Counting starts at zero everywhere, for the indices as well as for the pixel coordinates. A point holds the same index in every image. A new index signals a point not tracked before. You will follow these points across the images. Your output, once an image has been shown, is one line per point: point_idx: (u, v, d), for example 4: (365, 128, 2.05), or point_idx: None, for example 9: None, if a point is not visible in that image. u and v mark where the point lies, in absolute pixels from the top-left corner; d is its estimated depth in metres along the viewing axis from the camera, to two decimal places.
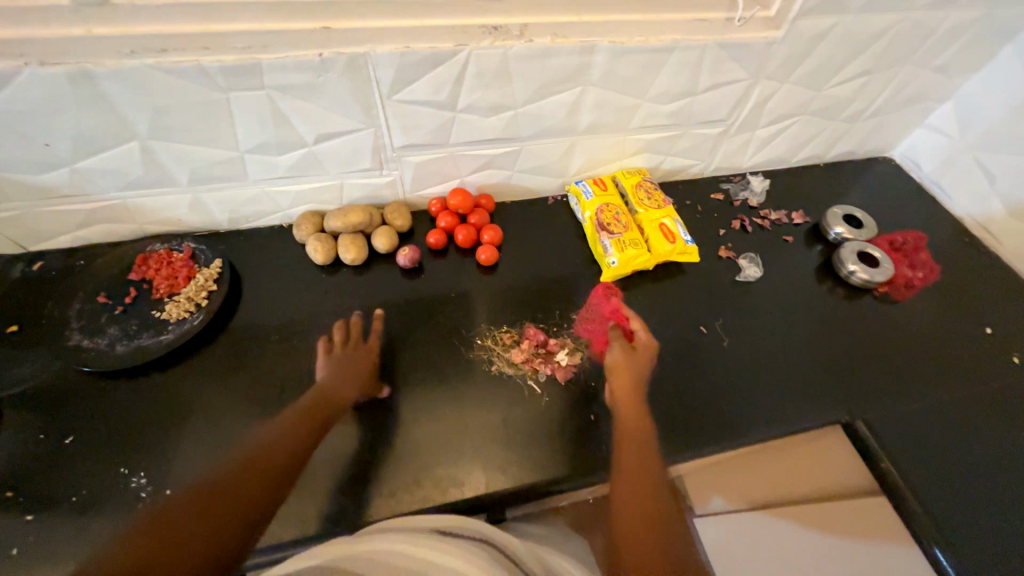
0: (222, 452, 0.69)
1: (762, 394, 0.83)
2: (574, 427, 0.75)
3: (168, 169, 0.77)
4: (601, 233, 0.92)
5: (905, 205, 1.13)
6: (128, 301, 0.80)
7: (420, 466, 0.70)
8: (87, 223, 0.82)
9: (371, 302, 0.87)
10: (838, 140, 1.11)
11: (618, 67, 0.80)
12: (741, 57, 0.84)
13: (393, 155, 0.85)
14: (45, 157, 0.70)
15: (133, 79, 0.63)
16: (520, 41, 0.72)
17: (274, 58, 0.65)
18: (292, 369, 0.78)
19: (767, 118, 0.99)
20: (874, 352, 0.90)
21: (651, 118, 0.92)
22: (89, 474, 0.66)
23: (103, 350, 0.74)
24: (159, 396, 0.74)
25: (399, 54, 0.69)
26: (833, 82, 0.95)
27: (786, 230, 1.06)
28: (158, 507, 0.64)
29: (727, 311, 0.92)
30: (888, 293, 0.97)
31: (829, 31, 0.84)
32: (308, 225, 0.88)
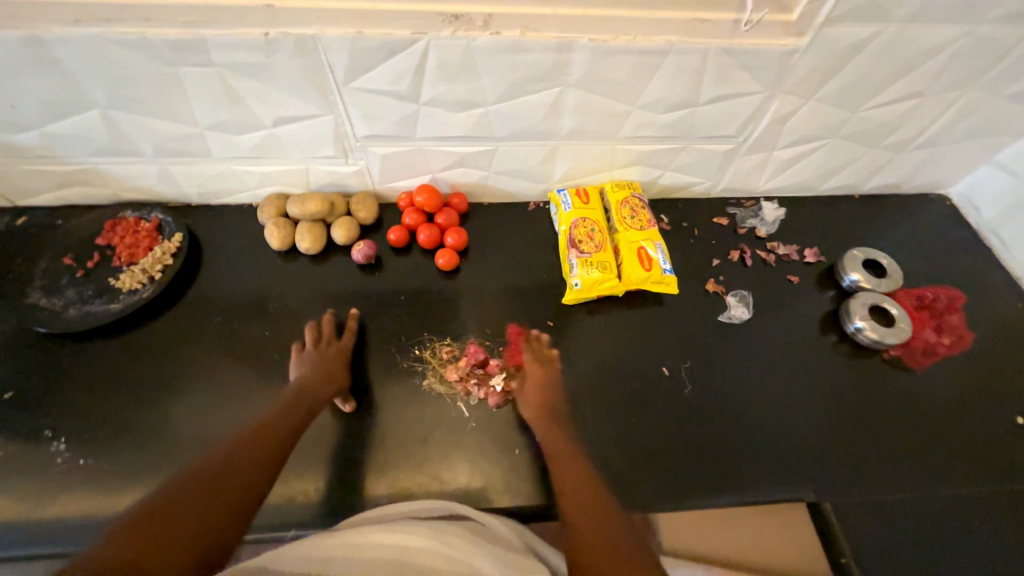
0: (142, 426, 0.74)
1: (719, 454, 0.74)
2: (493, 458, 0.73)
3: (132, 140, 0.77)
4: (570, 250, 0.85)
5: (949, 256, 0.97)
6: (90, 265, 0.83)
7: (331, 471, 0.70)
8: (64, 185, 0.85)
9: (322, 295, 0.86)
10: (879, 171, 0.95)
11: (602, 69, 0.71)
12: (754, 67, 0.72)
13: (357, 144, 0.80)
14: (14, 119, 0.72)
15: (83, 48, 0.63)
16: (485, 33, 0.65)
17: (219, 35, 0.62)
18: (231, 354, 0.80)
19: (788, 139, 0.85)
20: (865, 426, 0.78)
21: (646, 127, 0.81)
22: (21, 428, 0.72)
23: (56, 311, 0.79)
24: (96, 365, 0.77)
25: (350, 39, 0.64)
26: (872, 103, 0.80)
27: (794, 268, 0.93)
28: (68, 474, 0.69)
29: (700, 354, 0.82)
30: (901, 358, 0.83)
31: (866, 43, 0.70)
32: (271, 208, 0.87)
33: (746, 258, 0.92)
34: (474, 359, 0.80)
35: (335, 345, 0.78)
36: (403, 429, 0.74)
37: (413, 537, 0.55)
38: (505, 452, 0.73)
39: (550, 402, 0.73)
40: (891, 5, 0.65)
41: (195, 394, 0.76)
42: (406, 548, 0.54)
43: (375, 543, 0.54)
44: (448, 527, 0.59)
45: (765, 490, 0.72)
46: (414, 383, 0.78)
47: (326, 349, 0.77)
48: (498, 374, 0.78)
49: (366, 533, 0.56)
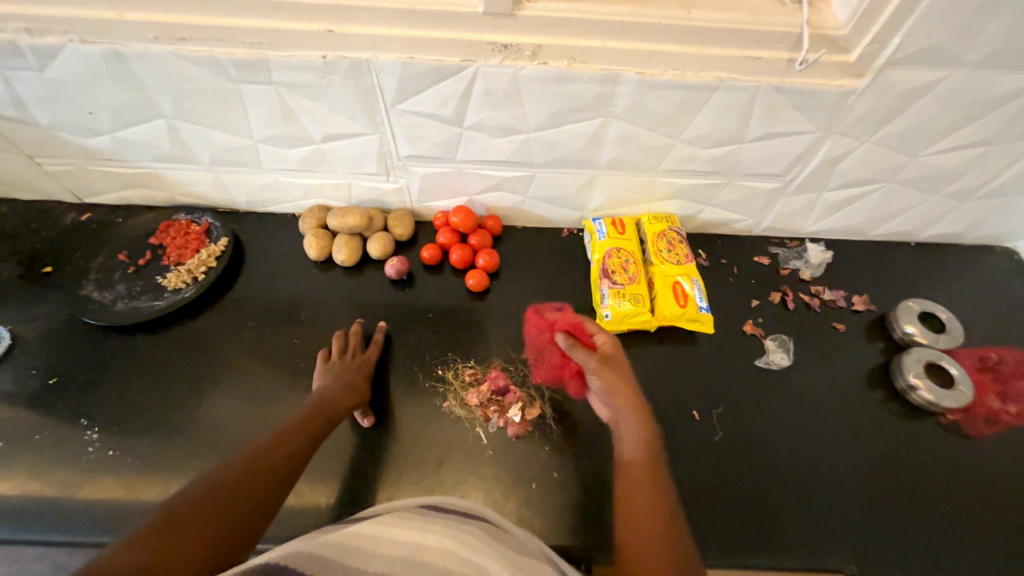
0: (168, 422, 0.76)
1: (750, 511, 0.69)
2: (509, 491, 0.70)
3: (192, 148, 0.82)
4: (602, 280, 0.83)
5: (1016, 314, 0.89)
6: (141, 263, 0.88)
7: (345, 486, 0.70)
8: (127, 186, 0.90)
9: (352, 308, 0.87)
10: (938, 219, 0.89)
11: (646, 102, 0.70)
12: (806, 107, 0.70)
13: (399, 163, 0.83)
14: (90, 124, 0.78)
15: (157, 64, 0.68)
16: (532, 62, 0.66)
17: (281, 56, 0.66)
18: (261, 359, 0.82)
19: (838, 180, 0.82)
20: (917, 496, 0.71)
21: (689, 161, 0.79)
22: (58, 415, 0.76)
23: (105, 304, 0.83)
24: (136, 358, 0.81)
25: (402, 63, 0.66)
26: (935, 148, 0.75)
27: (840, 315, 0.88)
28: (97, 463, 0.72)
29: (734, 399, 0.78)
30: (959, 423, 0.76)
31: (931, 86, 0.67)
32: (312, 219, 0.90)
33: (788, 301, 0.88)
34: (495, 385, 0.78)
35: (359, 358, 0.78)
36: (419, 450, 0.73)
37: (424, 537, 0.45)
38: (520, 484, 0.71)
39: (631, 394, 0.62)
40: (960, 48, 0.62)
41: (221, 395, 0.78)
42: (419, 550, 0.44)
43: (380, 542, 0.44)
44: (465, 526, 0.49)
45: (800, 557, 0.66)
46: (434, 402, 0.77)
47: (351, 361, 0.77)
48: (520, 402, 0.76)
49: (370, 528, 0.46)
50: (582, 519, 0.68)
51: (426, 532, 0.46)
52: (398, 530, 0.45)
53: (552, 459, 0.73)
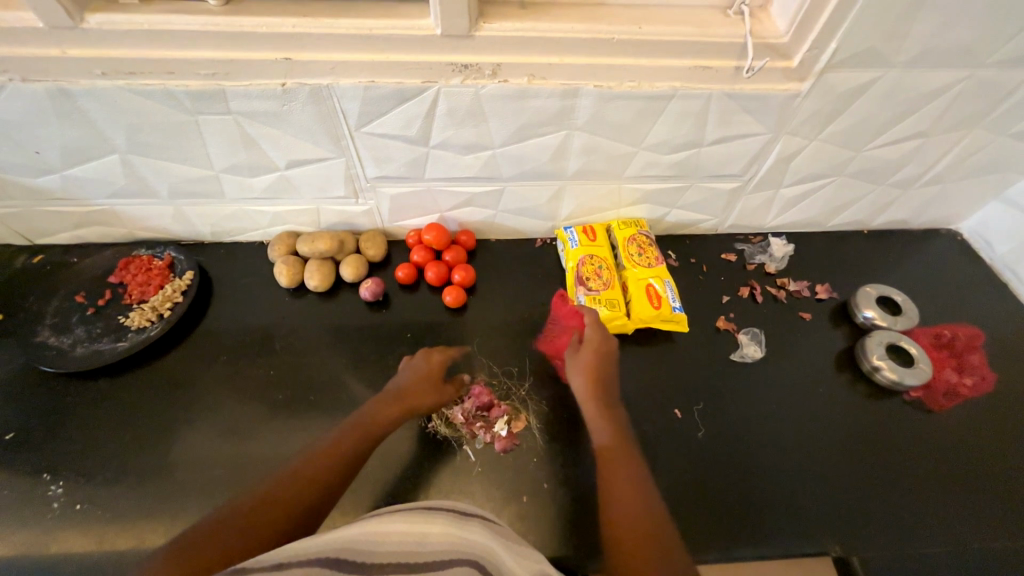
0: (140, 468, 0.72)
1: (735, 501, 0.71)
2: (501, 507, 0.70)
3: (150, 182, 0.79)
4: (578, 287, 0.84)
5: (965, 292, 0.95)
6: (101, 304, 0.84)
7: (332, 516, 0.68)
8: (81, 225, 0.87)
9: (329, 333, 0.86)
10: (885, 207, 0.95)
11: (606, 113, 0.72)
12: (757, 111, 0.73)
13: (367, 185, 0.82)
14: (37, 163, 0.74)
15: (106, 99, 0.66)
16: (493, 81, 0.67)
17: (237, 86, 0.65)
18: (235, 393, 0.79)
19: (792, 177, 0.86)
20: (889, 471, 0.75)
21: (651, 167, 0.82)
22: (17, 472, 0.71)
23: (63, 349, 0.79)
24: (100, 403, 0.77)
25: (362, 88, 0.66)
26: (875, 142, 0.80)
27: (806, 305, 0.91)
28: (64, 520, 0.68)
29: (713, 394, 0.80)
30: (923, 400, 0.80)
31: (868, 86, 0.71)
32: (281, 246, 0.88)
33: (756, 295, 0.91)
34: (480, 401, 0.78)
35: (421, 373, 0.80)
36: (406, 472, 0.72)
37: (420, 543, 0.48)
38: (512, 499, 0.70)
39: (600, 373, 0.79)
40: (891, 50, 0.66)
41: (195, 435, 0.75)
42: (412, 554, 0.47)
43: (373, 555, 0.46)
44: (461, 526, 0.51)
45: (786, 542, 0.68)
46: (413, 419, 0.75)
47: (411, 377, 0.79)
48: (506, 415, 0.77)
49: (372, 531, 0.49)
50: (575, 527, 0.68)
51: (418, 537, 0.49)
52: (399, 534, 0.49)
53: (541, 470, 0.73)
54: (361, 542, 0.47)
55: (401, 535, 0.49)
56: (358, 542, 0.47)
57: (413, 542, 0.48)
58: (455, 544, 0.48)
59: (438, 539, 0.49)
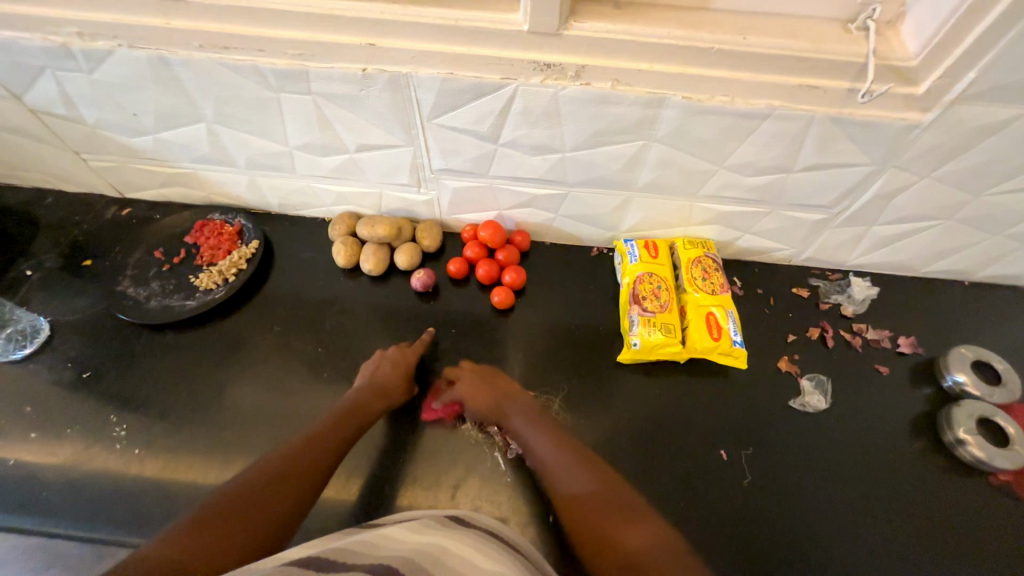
0: (191, 422, 0.76)
1: (773, 560, 0.66)
2: (525, 522, 0.69)
3: (230, 152, 0.82)
4: (631, 306, 0.80)
5: None
6: (175, 262, 0.89)
7: (361, 502, 0.70)
8: (166, 185, 0.92)
9: (375, 317, 0.87)
10: (996, 259, 0.83)
11: (691, 127, 0.67)
12: (865, 139, 0.66)
13: (431, 176, 0.82)
14: (135, 125, 0.79)
15: (200, 70, 0.68)
16: (574, 83, 0.64)
17: (321, 68, 0.66)
18: (283, 363, 0.82)
19: (891, 215, 0.77)
20: (958, 558, 0.67)
21: (729, 188, 0.76)
22: (89, 408, 0.78)
23: (139, 301, 0.85)
24: (165, 355, 0.82)
25: (441, 79, 0.65)
26: (1000, 188, 0.70)
27: (884, 357, 0.83)
28: (123, 461, 0.73)
29: (765, 441, 0.75)
30: (1011, 485, 0.71)
31: (1004, 123, 0.62)
32: (341, 225, 0.90)
33: (827, 338, 0.84)
34: None
35: (384, 367, 0.77)
36: (435, 469, 0.73)
37: (426, 545, 0.49)
38: (535, 516, 0.69)
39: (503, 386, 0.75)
40: None
41: (242, 400, 0.79)
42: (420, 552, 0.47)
43: (384, 549, 0.47)
44: (467, 542, 0.51)
45: None
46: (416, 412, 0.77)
47: (372, 373, 0.77)
48: None
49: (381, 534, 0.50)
50: None
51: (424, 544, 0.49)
52: (407, 537, 0.50)
53: None
54: (379, 545, 0.48)
55: (409, 539, 0.50)
56: (375, 544, 0.48)
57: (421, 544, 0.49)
58: (464, 551, 0.49)
59: (448, 547, 0.49)
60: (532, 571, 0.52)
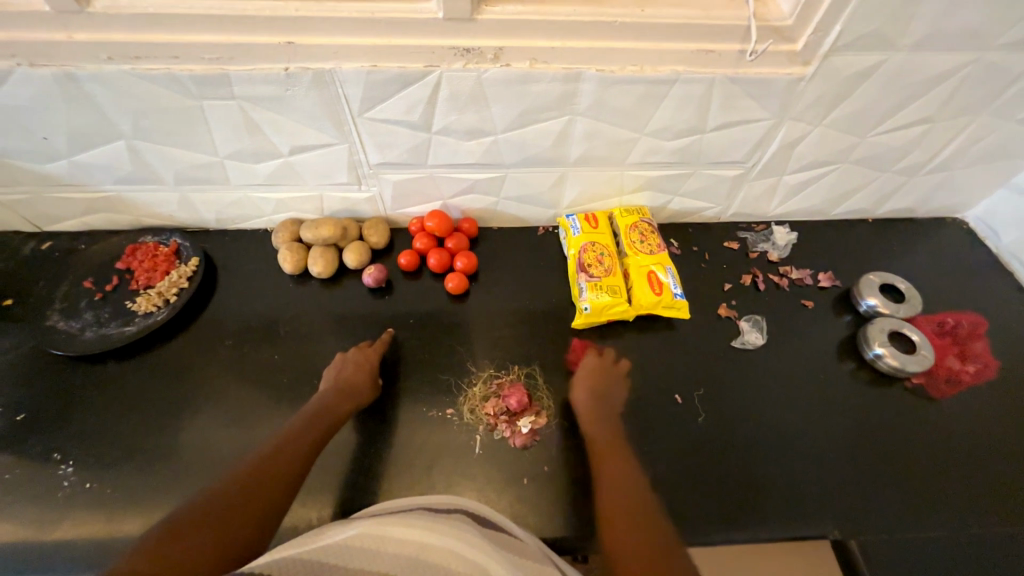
0: (147, 449, 0.73)
1: (733, 485, 0.71)
2: (502, 490, 0.71)
3: (155, 169, 0.80)
4: (579, 274, 0.85)
5: (971, 282, 0.94)
6: (108, 289, 0.85)
7: (338, 498, 0.70)
8: (88, 212, 0.88)
9: (331, 320, 0.87)
10: (890, 195, 0.94)
11: (609, 98, 0.72)
12: (761, 95, 0.73)
13: (370, 172, 0.83)
14: (46, 150, 0.75)
15: (112, 84, 0.66)
16: (495, 65, 0.67)
17: (241, 71, 0.66)
18: (239, 377, 0.81)
19: (796, 164, 0.85)
20: (890, 458, 0.75)
21: (654, 153, 0.82)
22: (27, 451, 0.73)
23: (72, 333, 0.81)
24: (108, 386, 0.78)
25: (365, 72, 0.66)
26: (881, 128, 0.80)
27: (808, 293, 0.91)
28: (74, 499, 0.69)
29: (715, 382, 0.80)
30: (923, 387, 0.81)
31: (873, 70, 0.71)
32: (285, 233, 0.89)
33: (758, 283, 0.91)
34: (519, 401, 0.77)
35: (346, 370, 0.77)
36: (409, 455, 0.73)
37: (388, 525, 0.47)
38: (512, 482, 0.71)
39: (598, 382, 0.77)
40: (897, 33, 0.66)
41: (200, 419, 0.76)
42: (385, 537, 0.45)
43: (344, 545, 0.44)
44: (433, 516, 0.50)
45: (784, 527, 0.68)
46: (384, 405, 0.77)
47: (336, 375, 0.76)
48: (532, 414, 0.76)
49: (335, 530, 0.47)
50: (575, 510, 0.69)
51: (385, 525, 0.47)
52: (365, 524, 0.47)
53: (542, 455, 0.74)
54: (348, 551, 0.43)
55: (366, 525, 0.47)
56: (348, 559, 0.42)
57: (381, 526, 0.47)
58: (429, 524, 0.48)
59: (409, 526, 0.47)
60: (496, 530, 0.52)
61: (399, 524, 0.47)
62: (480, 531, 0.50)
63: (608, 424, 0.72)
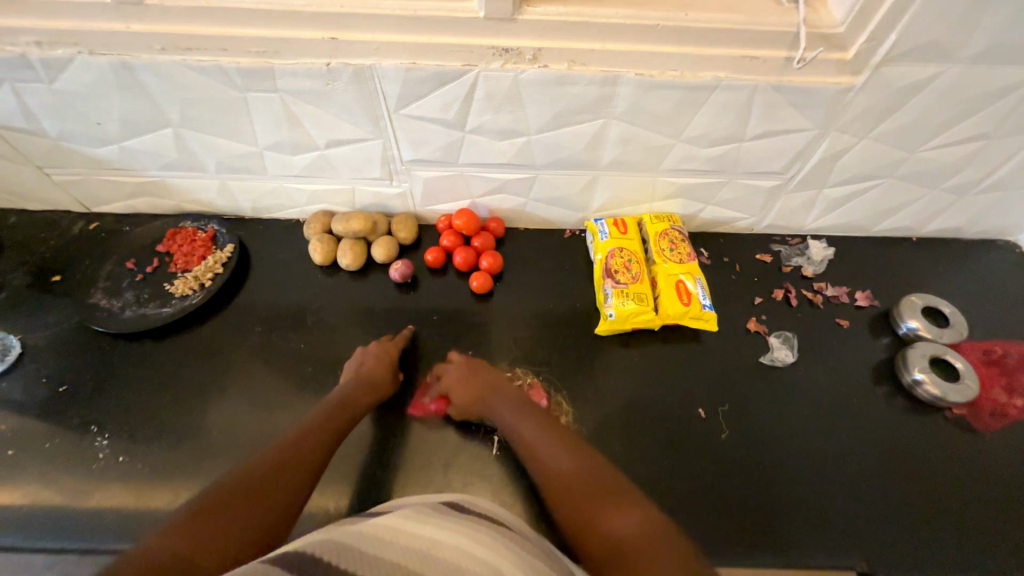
0: (177, 427, 0.76)
1: (755, 506, 0.69)
2: (517, 493, 0.70)
3: (198, 156, 0.83)
4: (605, 280, 0.84)
5: (1022, 309, 0.89)
6: (148, 271, 0.89)
7: (354, 488, 0.71)
8: (134, 195, 0.92)
9: (356, 312, 0.88)
10: (938, 213, 0.90)
11: (646, 103, 0.71)
12: (806, 104, 0.70)
13: (402, 168, 0.84)
14: (99, 134, 0.79)
15: (163, 73, 0.69)
16: (533, 65, 0.67)
17: (285, 65, 0.67)
18: (266, 363, 0.83)
19: (838, 177, 0.82)
20: (924, 490, 0.71)
21: (689, 160, 0.80)
22: (67, 422, 0.76)
23: (113, 311, 0.84)
24: (143, 363, 0.81)
25: (405, 69, 0.67)
26: (932, 143, 0.76)
27: (844, 311, 0.88)
28: (108, 470, 0.72)
29: (740, 397, 0.78)
30: (965, 418, 0.76)
31: (927, 82, 0.67)
32: (316, 224, 0.91)
33: (791, 298, 0.88)
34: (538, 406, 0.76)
35: (367, 364, 0.77)
36: (425, 451, 0.74)
37: (402, 520, 0.47)
38: (527, 486, 0.71)
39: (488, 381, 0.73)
40: (956, 44, 0.63)
41: (227, 401, 0.79)
42: (400, 530, 0.45)
43: (360, 534, 0.44)
44: (448, 516, 0.50)
45: (807, 553, 0.66)
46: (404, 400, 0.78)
47: (356, 369, 0.77)
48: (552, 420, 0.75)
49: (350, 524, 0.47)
50: None
51: (399, 520, 0.47)
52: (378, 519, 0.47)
53: None
54: (364, 540, 0.43)
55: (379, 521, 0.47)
56: (366, 546, 0.42)
57: (395, 522, 0.47)
58: (443, 523, 0.48)
59: (423, 523, 0.47)
60: (509, 533, 0.52)
61: (413, 521, 0.47)
62: (494, 533, 0.49)
63: (524, 414, 0.67)
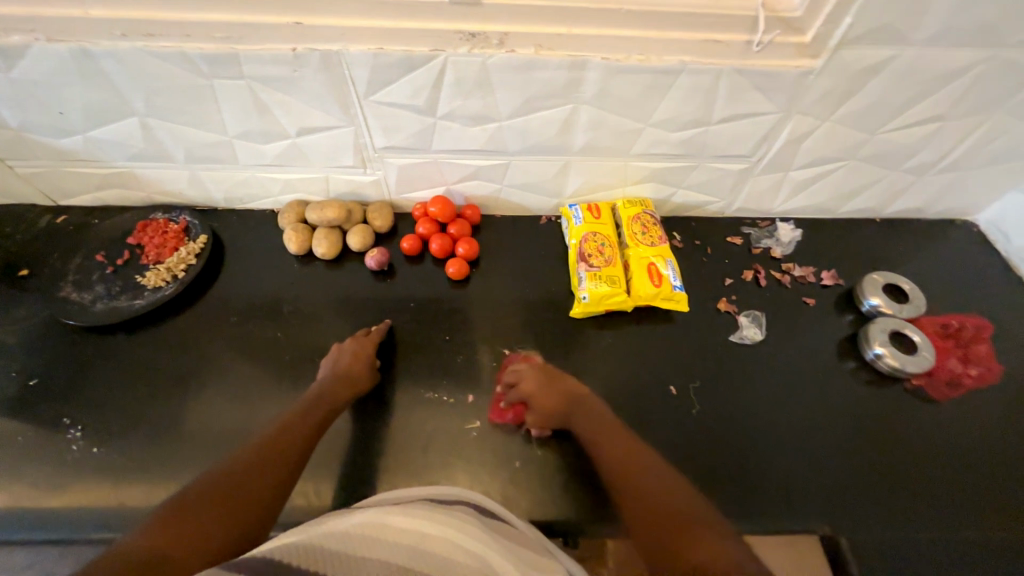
0: (152, 418, 0.76)
1: (724, 477, 0.72)
2: (493, 473, 0.72)
3: (167, 146, 0.82)
4: (579, 264, 0.85)
5: (978, 285, 0.93)
6: (119, 263, 0.88)
7: (334, 473, 0.72)
8: (102, 187, 0.90)
9: (333, 300, 0.88)
10: (899, 194, 0.93)
11: (614, 87, 0.72)
12: (768, 87, 0.72)
13: (375, 155, 0.84)
14: (61, 124, 0.77)
15: (125, 60, 0.68)
16: (499, 50, 0.67)
17: (250, 51, 0.67)
18: (242, 353, 0.83)
19: (803, 159, 0.85)
20: (883, 457, 0.74)
21: (659, 145, 0.81)
22: (38, 415, 0.75)
23: (84, 305, 0.83)
24: (117, 356, 0.81)
25: (372, 54, 0.67)
26: (891, 125, 0.78)
27: (810, 290, 0.91)
28: (82, 462, 0.72)
29: (711, 375, 0.81)
30: (922, 389, 0.80)
31: (884, 65, 0.70)
32: (291, 214, 0.91)
33: (760, 278, 0.91)
34: None
35: (345, 357, 0.77)
36: (404, 435, 0.75)
37: (384, 514, 0.48)
38: (504, 465, 0.72)
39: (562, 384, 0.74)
40: (909, 27, 0.65)
41: (204, 391, 0.79)
42: (381, 524, 0.46)
43: (343, 533, 0.45)
44: (427, 505, 0.52)
45: (772, 520, 0.69)
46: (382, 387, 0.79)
47: (333, 363, 0.77)
48: None
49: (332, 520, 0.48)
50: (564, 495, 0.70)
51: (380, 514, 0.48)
52: (360, 514, 0.48)
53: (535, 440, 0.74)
54: (345, 539, 0.44)
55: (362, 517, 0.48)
56: (349, 545, 0.43)
57: (376, 517, 0.48)
58: (424, 514, 0.49)
59: (404, 515, 0.48)
60: (489, 521, 0.54)
61: (394, 514, 0.48)
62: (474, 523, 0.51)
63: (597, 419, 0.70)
